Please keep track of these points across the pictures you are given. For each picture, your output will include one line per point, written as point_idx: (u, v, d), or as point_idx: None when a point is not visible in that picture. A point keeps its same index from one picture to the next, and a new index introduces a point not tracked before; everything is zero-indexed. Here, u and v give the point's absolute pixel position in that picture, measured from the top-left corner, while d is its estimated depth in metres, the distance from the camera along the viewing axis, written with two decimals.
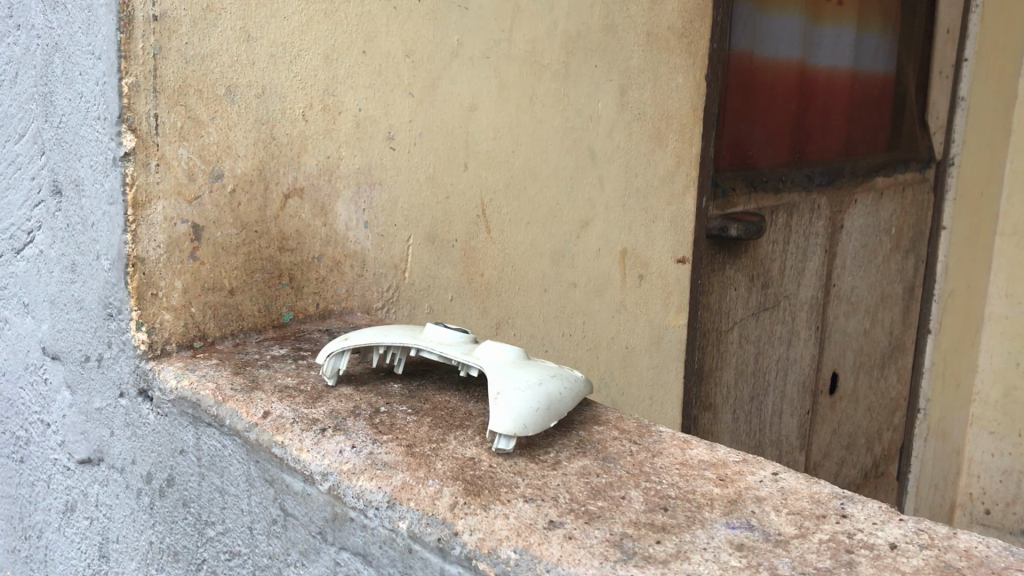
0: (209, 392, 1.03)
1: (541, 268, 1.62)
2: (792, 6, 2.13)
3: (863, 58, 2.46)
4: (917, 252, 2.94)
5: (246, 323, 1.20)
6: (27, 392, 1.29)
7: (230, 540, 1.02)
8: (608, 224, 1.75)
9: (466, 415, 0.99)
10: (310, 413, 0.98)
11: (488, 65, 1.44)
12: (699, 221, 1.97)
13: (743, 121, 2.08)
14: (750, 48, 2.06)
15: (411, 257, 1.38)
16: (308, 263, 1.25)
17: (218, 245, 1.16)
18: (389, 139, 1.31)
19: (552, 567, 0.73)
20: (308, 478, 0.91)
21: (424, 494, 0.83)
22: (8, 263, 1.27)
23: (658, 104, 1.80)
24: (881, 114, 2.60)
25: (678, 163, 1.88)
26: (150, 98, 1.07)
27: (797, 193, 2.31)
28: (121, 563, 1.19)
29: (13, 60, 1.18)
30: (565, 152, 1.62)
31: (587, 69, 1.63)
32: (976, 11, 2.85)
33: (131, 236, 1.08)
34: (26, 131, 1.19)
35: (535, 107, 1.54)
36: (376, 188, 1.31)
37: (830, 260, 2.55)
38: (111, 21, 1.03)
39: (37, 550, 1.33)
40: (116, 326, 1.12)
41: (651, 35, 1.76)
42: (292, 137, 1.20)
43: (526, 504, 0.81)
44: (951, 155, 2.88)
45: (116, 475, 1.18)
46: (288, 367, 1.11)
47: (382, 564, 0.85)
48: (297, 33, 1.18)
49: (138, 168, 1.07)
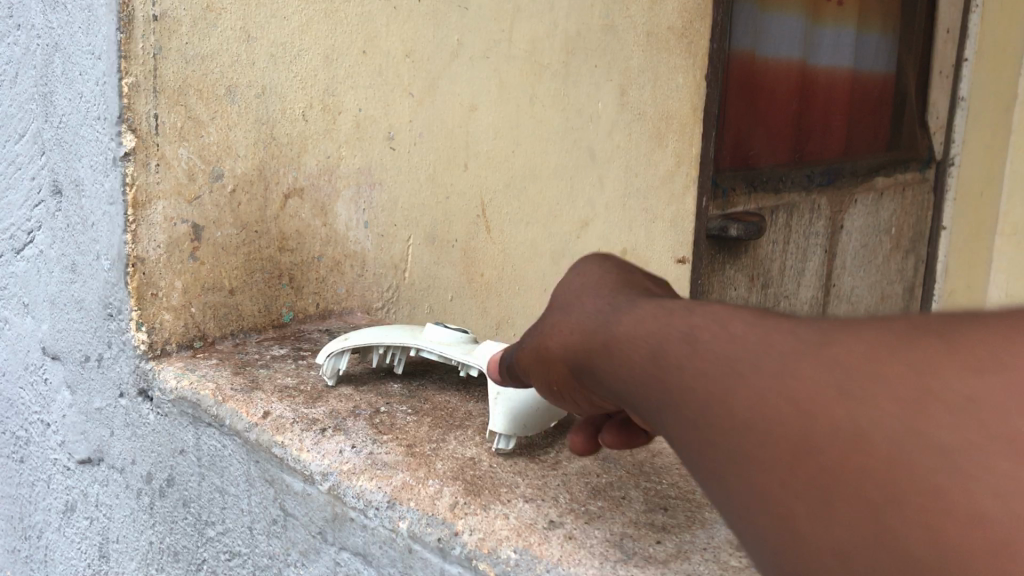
0: (209, 391, 1.03)
1: (541, 267, 1.62)
2: (793, 6, 2.13)
3: (863, 56, 2.46)
4: (917, 252, 2.96)
5: (246, 323, 1.20)
6: (27, 392, 1.29)
7: (230, 540, 1.02)
8: (608, 224, 1.75)
9: (467, 415, 0.99)
10: (310, 413, 0.99)
11: (488, 65, 1.45)
12: (699, 220, 1.97)
13: (744, 121, 2.09)
14: (751, 49, 2.06)
15: (411, 258, 1.38)
16: (309, 263, 1.26)
17: (218, 245, 1.16)
18: (389, 139, 1.32)
19: (552, 567, 0.72)
20: (308, 479, 0.91)
21: (424, 494, 0.83)
22: (8, 264, 1.27)
23: (659, 104, 1.80)
24: (881, 112, 2.60)
25: (679, 164, 1.89)
26: (150, 98, 1.06)
27: (797, 192, 2.31)
28: (121, 564, 1.19)
29: (13, 60, 1.18)
30: (565, 152, 1.62)
31: (587, 69, 1.64)
32: (976, 11, 2.84)
33: (131, 237, 1.07)
34: (26, 132, 1.18)
35: (536, 107, 1.54)
36: (376, 188, 1.31)
37: (830, 259, 2.55)
38: (111, 21, 1.02)
39: (37, 550, 1.33)
40: (116, 326, 1.12)
41: (651, 35, 1.76)
42: (292, 137, 1.20)
43: (527, 504, 0.81)
44: (951, 155, 2.89)
45: (116, 474, 1.18)
46: (288, 367, 1.11)
47: (382, 564, 0.85)
48: (297, 33, 1.18)
49: (138, 168, 1.06)
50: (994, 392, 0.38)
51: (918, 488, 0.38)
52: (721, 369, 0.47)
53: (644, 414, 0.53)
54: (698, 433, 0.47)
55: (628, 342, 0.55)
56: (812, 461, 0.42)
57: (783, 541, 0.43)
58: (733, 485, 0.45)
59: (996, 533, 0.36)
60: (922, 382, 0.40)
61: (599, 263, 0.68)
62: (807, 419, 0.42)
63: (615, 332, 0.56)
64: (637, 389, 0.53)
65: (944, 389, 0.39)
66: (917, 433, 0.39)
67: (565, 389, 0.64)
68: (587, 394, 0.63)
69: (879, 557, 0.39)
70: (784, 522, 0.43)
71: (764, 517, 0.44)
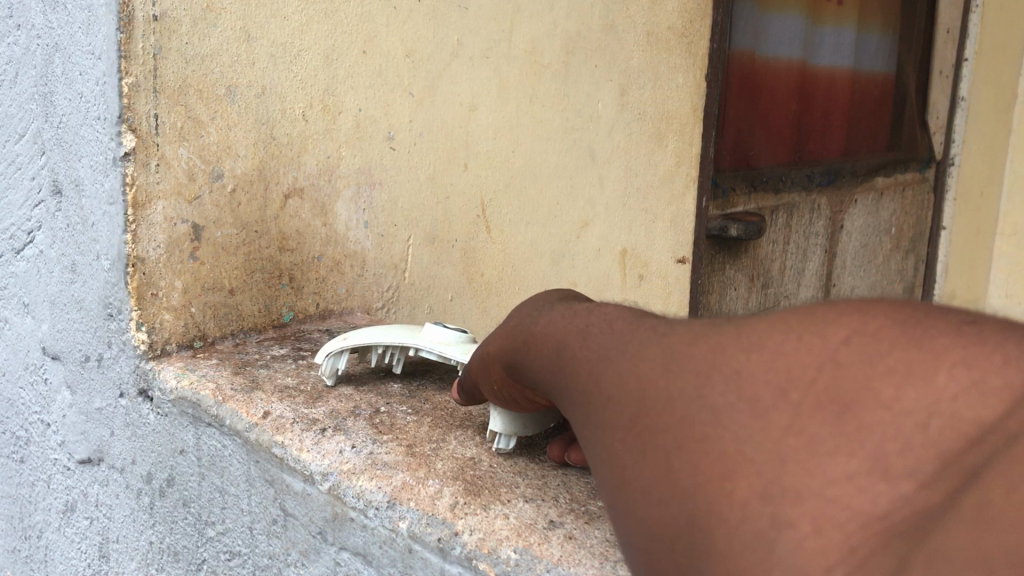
0: (209, 391, 1.03)
1: (541, 267, 1.62)
2: (793, 6, 2.13)
3: (863, 56, 2.46)
4: (917, 252, 2.97)
5: (246, 323, 1.20)
6: (27, 392, 1.29)
7: (230, 540, 1.02)
8: (608, 224, 1.75)
9: (467, 415, 1.00)
10: (310, 413, 0.99)
11: (488, 65, 1.45)
12: (699, 220, 1.97)
13: (744, 121, 2.09)
14: (751, 48, 2.05)
15: (411, 257, 1.38)
16: (309, 263, 1.26)
17: (218, 245, 1.16)
18: (389, 139, 1.32)
19: (552, 567, 0.72)
20: (308, 479, 0.91)
21: (424, 494, 0.83)
22: (8, 264, 1.27)
23: (659, 104, 1.80)
24: (880, 112, 2.60)
25: (679, 163, 1.89)
26: (150, 98, 1.06)
27: (797, 193, 2.32)
28: (121, 563, 1.19)
29: (13, 60, 1.18)
30: (565, 152, 1.62)
31: (587, 69, 1.64)
32: (976, 11, 2.83)
33: (131, 237, 1.07)
34: (26, 132, 1.18)
35: (536, 107, 1.54)
36: (376, 188, 1.32)
37: (831, 259, 2.55)
38: (111, 21, 1.02)
39: (37, 550, 1.33)
40: (116, 326, 1.12)
41: (651, 35, 1.76)
42: (292, 137, 1.20)
43: (526, 504, 0.81)
44: (951, 155, 2.89)
45: (116, 474, 1.18)
46: (288, 367, 1.11)
47: (382, 565, 0.85)
48: (297, 33, 1.18)
49: (138, 168, 1.06)
50: (755, 365, 0.47)
51: (697, 443, 0.48)
52: (598, 355, 0.59)
53: (552, 395, 0.66)
54: (579, 409, 0.59)
55: (551, 343, 0.66)
56: (640, 424, 0.52)
57: (612, 491, 0.53)
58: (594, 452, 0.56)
59: (734, 475, 0.45)
60: (713, 361, 0.50)
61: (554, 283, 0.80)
62: (643, 393, 0.53)
63: (533, 329, 0.70)
64: (546, 372, 0.66)
65: (725, 364, 0.49)
66: (703, 398, 0.49)
67: (504, 387, 0.79)
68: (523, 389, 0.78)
69: (662, 496, 0.49)
70: (617, 478, 0.52)
71: (605, 473, 0.54)
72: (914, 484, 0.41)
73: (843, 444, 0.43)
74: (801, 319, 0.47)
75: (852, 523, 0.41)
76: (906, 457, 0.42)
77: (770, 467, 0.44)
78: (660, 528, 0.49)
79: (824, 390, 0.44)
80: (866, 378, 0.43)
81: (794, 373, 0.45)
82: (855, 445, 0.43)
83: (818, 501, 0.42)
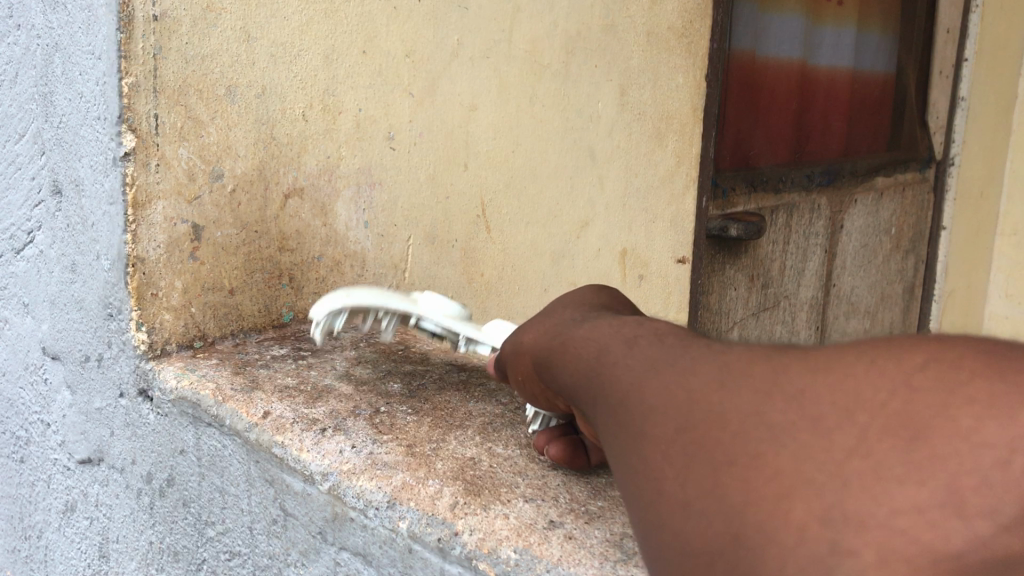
0: (208, 391, 1.03)
1: (541, 267, 1.63)
2: (793, 6, 2.13)
3: (863, 56, 2.46)
4: (917, 253, 2.95)
5: (246, 323, 1.20)
6: (27, 392, 1.29)
7: (230, 539, 1.02)
8: (608, 224, 1.75)
9: (466, 415, 1.00)
10: (310, 413, 0.99)
11: (488, 64, 1.45)
12: (699, 221, 1.97)
13: (744, 122, 2.09)
14: (752, 48, 2.05)
15: (411, 258, 1.39)
16: (309, 263, 1.26)
17: (218, 245, 1.15)
18: (389, 139, 1.32)
19: (552, 567, 0.72)
20: (308, 478, 0.91)
21: (424, 494, 0.83)
22: (8, 264, 1.27)
23: (659, 104, 1.81)
24: (881, 112, 2.60)
25: (679, 164, 1.89)
26: (150, 98, 1.06)
27: (797, 193, 2.31)
28: (121, 563, 1.19)
29: (13, 60, 1.17)
30: (565, 152, 1.62)
31: (587, 69, 1.64)
32: (976, 11, 2.82)
33: (131, 237, 1.07)
34: (26, 132, 1.18)
35: (536, 107, 1.54)
36: (376, 187, 1.31)
37: (831, 259, 2.55)
38: (112, 22, 1.02)
39: (36, 550, 1.33)
40: (116, 326, 1.12)
41: (651, 35, 1.76)
42: (292, 138, 1.20)
43: (526, 504, 0.81)
44: (951, 155, 2.88)
45: (116, 474, 1.18)
46: (288, 367, 1.11)
47: (381, 564, 0.85)
48: (297, 33, 1.18)
49: (138, 168, 1.06)
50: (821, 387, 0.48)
51: (752, 462, 0.49)
52: (643, 366, 0.59)
53: (582, 403, 0.66)
54: (612, 418, 0.59)
55: (586, 351, 0.67)
56: (687, 437, 0.52)
57: (650, 502, 0.53)
58: (624, 460, 0.57)
59: (791, 496, 0.46)
60: (776, 383, 0.51)
61: (595, 291, 0.81)
62: (694, 403, 0.53)
63: (574, 332, 0.70)
64: (578, 378, 0.66)
65: (789, 385, 0.50)
66: (761, 415, 0.50)
67: (528, 381, 0.78)
68: (545, 390, 0.76)
69: (709, 512, 0.49)
70: (652, 488, 0.53)
71: (638, 483, 0.54)
72: (990, 525, 0.42)
73: (913, 474, 0.44)
74: (874, 351, 0.49)
75: (922, 558, 0.43)
76: (983, 493, 0.42)
77: (835, 491, 0.45)
78: (702, 543, 0.49)
79: (895, 415, 0.45)
80: (944, 406, 0.44)
81: (865, 397, 0.47)
82: (927, 474, 0.43)
83: (883, 531, 0.43)
